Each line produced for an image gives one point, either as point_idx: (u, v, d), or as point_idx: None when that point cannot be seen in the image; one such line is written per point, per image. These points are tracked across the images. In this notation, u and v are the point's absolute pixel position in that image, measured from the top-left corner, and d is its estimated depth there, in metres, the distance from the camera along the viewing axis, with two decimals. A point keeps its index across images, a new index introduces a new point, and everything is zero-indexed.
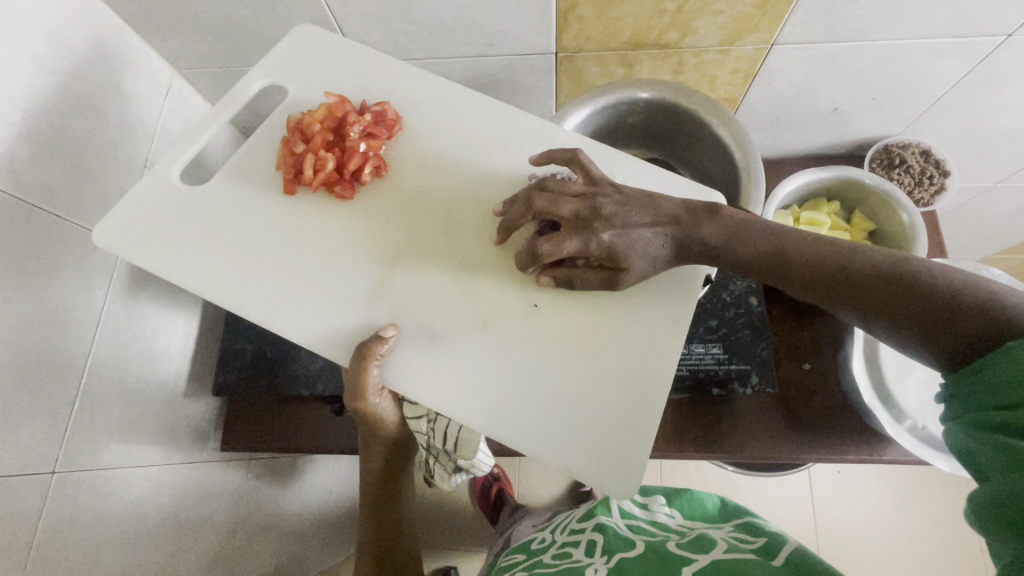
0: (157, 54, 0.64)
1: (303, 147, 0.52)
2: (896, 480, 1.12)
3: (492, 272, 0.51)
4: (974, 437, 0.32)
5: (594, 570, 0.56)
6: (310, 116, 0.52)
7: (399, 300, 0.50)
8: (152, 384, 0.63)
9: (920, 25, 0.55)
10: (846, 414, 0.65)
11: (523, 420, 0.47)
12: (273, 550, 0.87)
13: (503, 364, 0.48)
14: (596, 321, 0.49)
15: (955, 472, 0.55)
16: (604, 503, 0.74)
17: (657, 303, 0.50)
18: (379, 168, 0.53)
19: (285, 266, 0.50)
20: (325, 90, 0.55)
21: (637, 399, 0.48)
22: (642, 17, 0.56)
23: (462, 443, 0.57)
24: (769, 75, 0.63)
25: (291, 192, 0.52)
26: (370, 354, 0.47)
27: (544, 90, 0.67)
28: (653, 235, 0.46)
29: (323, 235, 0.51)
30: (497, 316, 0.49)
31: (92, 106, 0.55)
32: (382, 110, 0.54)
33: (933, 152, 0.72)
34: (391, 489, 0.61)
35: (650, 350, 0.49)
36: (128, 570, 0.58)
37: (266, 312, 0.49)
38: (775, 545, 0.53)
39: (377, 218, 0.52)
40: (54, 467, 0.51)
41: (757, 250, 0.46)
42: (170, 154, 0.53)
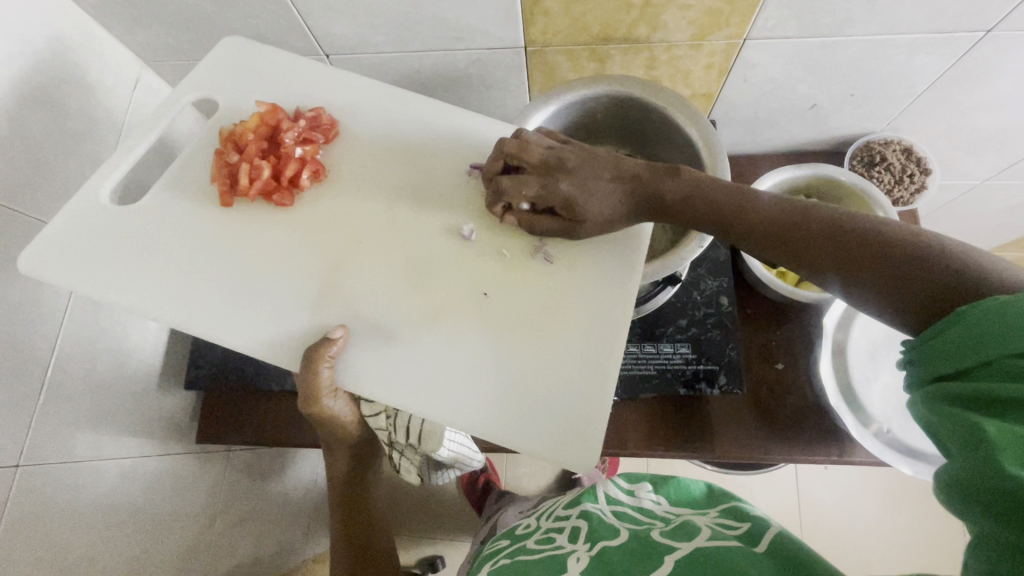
0: (124, 47, 0.64)
1: (237, 157, 0.52)
2: (881, 477, 1.11)
3: (443, 268, 0.51)
4: (940, 413, 0.30)
5: (576, 559, 0.48)
6: (243, 126, 0.52)
7: (348, 300, 0.50)
8: (122, 378, 0.64)
9: (895, 20, 0.54)
10: (817, 415, 0.63)
11: (478, 407, 0.47)
12: (253, 538, 0.89)
13: (456, 356, 0.48)
14: (546, 307, 0.49)
15: (919, 476, 0.55)
16: (591, 490, 0.64)
17: (608, 288, 0.50)
18: (318, 172, 0.53)
19: (231, 273, 0.50)
20: (256, 101, 0.55)
21: (591, 379, 0.48)
22: (609, 11, 0.55)
23: (425, 436, 0.59)
24: (743, 70, 0.62)
25: (228, 204, 0.52)
26: (318, 358, 0.46)
27: (516, 84, 0.66)
28: (614, 188, 0.47)
29: (266, 240, 0.51)
30: (447, 308, 0.50)
31: (53, 100, 0.55)
32: (317, 115, 0.54)
33: (915, 149, 0.70)
34: (357, 487, 0.64)
35: (602, 333, 0.49)
36: (98, 560, 0.59)
37: (214, 322, 0.49)
38: (771, 532, 0.44)
39: (324, 220, 0.52)
40: (17, 461, 0.51)
41: (719, 207, 0.45)
42: (99, 172, 0.52)
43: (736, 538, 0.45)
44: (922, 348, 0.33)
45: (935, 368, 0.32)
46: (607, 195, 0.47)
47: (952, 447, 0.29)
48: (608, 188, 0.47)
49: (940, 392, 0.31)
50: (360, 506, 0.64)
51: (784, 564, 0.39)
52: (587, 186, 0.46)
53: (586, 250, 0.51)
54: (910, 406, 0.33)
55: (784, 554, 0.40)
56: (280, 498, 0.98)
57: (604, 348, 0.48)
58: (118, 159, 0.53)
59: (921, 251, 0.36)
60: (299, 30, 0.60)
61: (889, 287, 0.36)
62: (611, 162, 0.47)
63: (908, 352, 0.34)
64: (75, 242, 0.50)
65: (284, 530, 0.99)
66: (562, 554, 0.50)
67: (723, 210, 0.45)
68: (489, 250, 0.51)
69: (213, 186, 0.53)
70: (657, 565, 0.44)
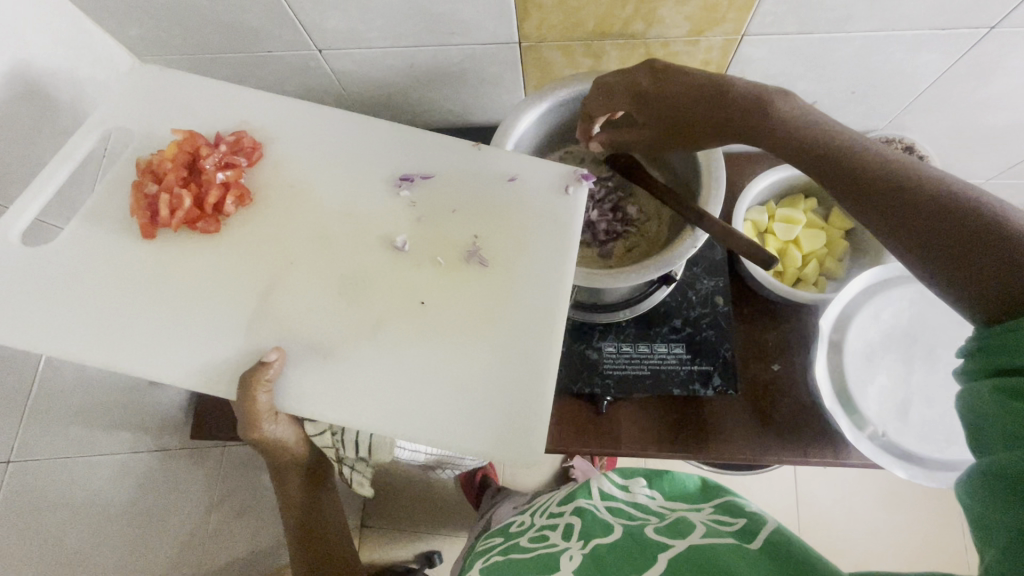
0: (114, 41, 0.63)
1: (156, 187, 0.50)
2: (879, 476, 1.11)
3: (376, 280, 0.51)
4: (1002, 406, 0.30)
5: (568, 556, 0.47)
6: (160, 155, 0.51)
7: (280, 321, 0.50)
8: (113, 374, 0.64)
9: (897, 16, 0.53)
10: (813, 415, 0.63)
11: (423, 414, 0.48)
12: (246, 533, 0.89)
13: (398, 364, 0.49)
14: (482, 307, 0.51)
15: (912, 481, 0.55)
16: (586, 485, 0.62)
17: (540, 288, 0.51)
18: (243, 197, 0.52)
19: (163, 303, 0.50)
20: (172, 129, 0.54)
21: (532, 373, 0.49)
22: (604, 6, 0.54)
23: (375, 446, 0.63)
24: (741, 67, 0.61)
25: (151, 236, 0.51)
26: (255, 381, 0.46)
27: (511, 80, 0.66)
28: (699, 77, 0.48)
29: (195, 266, 0.51)
30: (386, 319, 0.50)
31: (41, 93, 0.54)
32: (238, 138, 0.53)
33: (917, 148, 0.65)
34: (312, 521, 0.63)
35: (540, 328, 0.50)
36: (91, 556, 0.59)
37: (148, 353, 0.48)
38: (765, 528, 0.41)
39: (253, 241, 0.52)
40: (8, 456, 0.51)
41: (813, 145, 0.43)
42: (17, 206, 0.49)
43: (728, 535, 0.43)
44: (988, 341, 0.32)
45: (993, 362, 0.32)
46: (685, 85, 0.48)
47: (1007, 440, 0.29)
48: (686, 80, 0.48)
49: (998, 387, 0.31)
50: (318, 533, 0.63)
51: (774, 564, 0.37)
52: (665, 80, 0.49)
53: (519, 254, 0.52)
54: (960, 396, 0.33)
55: (776, 552, 0.38)
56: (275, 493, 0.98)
57: (542, 345, 0.49)
58: (32, 193, 0.49)
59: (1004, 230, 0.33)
60: (292, 25, 0.59)
61: (948, 262, 0.35)
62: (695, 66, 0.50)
63: (974, 341, 0.33)
64: (20, 267, 0.49)
65: (279, 525, 0.99)
66: (554, 552, 0.48)
67: (815, 147, 0.42)
68: (424, 259, 0.52)
69: (134, 219, 0.51)
70: (649, 564, 0.42)
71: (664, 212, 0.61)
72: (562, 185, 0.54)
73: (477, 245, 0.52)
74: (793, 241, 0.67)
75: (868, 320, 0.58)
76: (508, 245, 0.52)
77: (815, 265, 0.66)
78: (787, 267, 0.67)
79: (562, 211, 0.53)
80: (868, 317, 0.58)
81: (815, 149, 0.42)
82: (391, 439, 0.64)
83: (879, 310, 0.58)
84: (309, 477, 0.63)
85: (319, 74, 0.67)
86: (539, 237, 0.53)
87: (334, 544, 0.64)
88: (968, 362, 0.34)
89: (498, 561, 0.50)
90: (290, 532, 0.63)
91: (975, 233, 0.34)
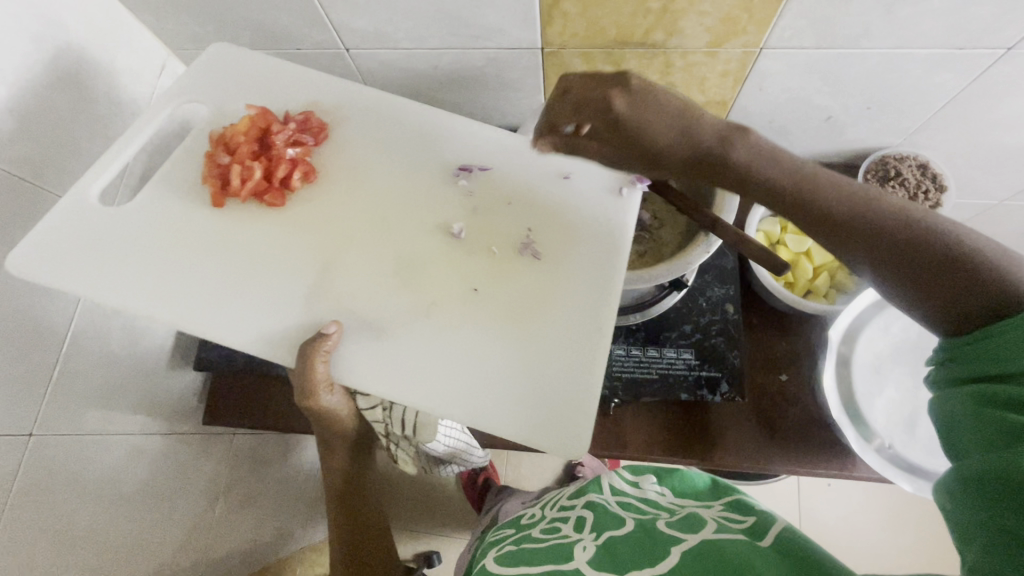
0: (152, 35, 0.66)
1: (228, 158, 0.53)
2: (884, 496, 1.10)
3: (431, 264, 0.53)
4: (973, 410, 0.34)
5: (582, 548, 0.47)
6: (234, 128, 0.54)
7: (338, 296, 0.51)
8: (133, 356, 0.66)
9: (914, 34, 0.54)
10: (819, 426, 0.63)
11: (471, 396, 0.49)
12: (249, 523, 0.90)
13: (447, 347, 0.50)
14: (533, 297, 0.52)
15: (919, 494, 0.55)
16: (596, 481, 0.63)
17: (593, 284, 0.53)
18: (309, 174, 0.54)
19: (220, 271, 0.51)
20: (245, 105, 0.57)
21: (579, 365, 0.50)
22: (627, 15, 0.55)
23: (419, 428, 0.59)
24: (759, 79, 0.62)
25: (219, 204, 0.53)
26: (314, 351, 0.47)
27: (532, 85, 0.67)
28: (677, 117, 0.46)
29: (256, 240, 0.52)
30: (438, 302, 0.51)
31: (81, 81, 0.56)
32: (306, 119, 0.56)
33: (931, 165, 0.69)
34: (354, 494, 0.64)
35: (588, 321, 0.51)
36: (102, 533, 0.61)
37: (205, 317, 0.49)
38: (775, 526, 0.42)
39: (312, 221, 0.54)
40: (30, 430, 0.53)
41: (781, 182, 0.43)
42: (93, 168, 0.52)
43: (739, 532, 0.43)
44: (962, 349, 0.36)
45: (968, 371, 0.35)
46: (667, 122, 0.46)
47: (982, 441, 0.33)
48: (667, 114, 0.46)
49: (971, 391, 0.34)
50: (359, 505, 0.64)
51: (789, 561, 0.37)
52: (650, 111, 0.46)
53: (570, 249, 0.54)
54: (942, 401, 0.37)
55: (793, 547, 0.39)
56: (282, 483, 0.99)
57: (591, 338, 0.50)
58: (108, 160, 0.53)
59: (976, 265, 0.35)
60: (322, 24, 0.61)
61: (936, 290, 0.36)
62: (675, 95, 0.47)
63: (945, 350, 0.37)
64: (81, 231, 0.51)
65: (282, 516, 1.00)
66: (567, 543, 0.48)
67: (782, 186, 0.43)
68: (478, 249, 0.53)
69: (203, 187, 0.54)
70: (663, 556, 0.42)
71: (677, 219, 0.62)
72: (614, 188, 0.56)
73: (531, 237, 0.54)
74: (805, 253, 0.67)
75: (877, 333, 0.59)
76: (560, 239, 0.54)
77: (826, 278, 0.67)
78: (798, 278, 0.67)
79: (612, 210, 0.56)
80: (876, 330, 0.59)
81: (783, 186, 0.43)
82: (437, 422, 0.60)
83: (889, 323, 0.59)
84: (358, 451, 0.63)
85: (346, 72, 0.69)
86: (588, 232, 0.55)
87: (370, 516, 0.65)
88: (943, 369, 0.37)
89: (511, 551, 0.50)
90: (331, 502, 0.63)
91: (952, 267, 0.36)
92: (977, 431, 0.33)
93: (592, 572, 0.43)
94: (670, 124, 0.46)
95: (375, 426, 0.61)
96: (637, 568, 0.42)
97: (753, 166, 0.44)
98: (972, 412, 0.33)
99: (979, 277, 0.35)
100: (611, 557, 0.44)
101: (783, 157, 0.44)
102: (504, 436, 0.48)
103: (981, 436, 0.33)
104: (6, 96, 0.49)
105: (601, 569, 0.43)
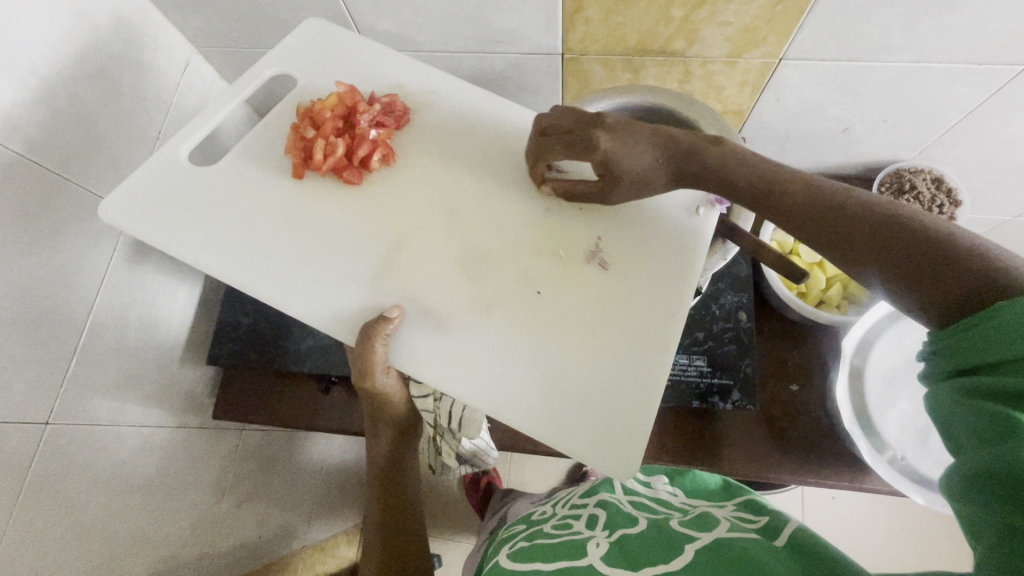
0: (178, 31, 0.66)
1: (313, 133, 0.54)
2: (891, 512, 1.10)
3: (496, 263, 0.52)
4: (962, 403, 0.30)
5: (595, 544, 0.47)
6: (321, 104, 0.54)
7: (402, 281, 0.51)
8: (148, 348, 0.66)
9: (934, 48, 0.54)
10: (830, 437, 0.63)
11: (524, 399, 0.48)
12: (254, 520, 0.90)
13: (505, 349, 0.50)
14: (598, 308, 0.51)
15: (931, 508, 0.55)
16: (609, 480, 0.62)
17: (661, 296, 0.51)
18: (388, 156, 0.55)
19: (292, 248, 0.52)
20: (334, 83, 0.57)
21: (636, 385, 0.49)
22: (648, 23, 0.56)
23: (466, 423, 0.60)
24: (777, 90, 0.62)
25: (300, 175, 0.54)
26: (376, 333, 0.48)
27: (550, 90, 0.68)
28: (651, 147, 0.45)
29: (329, 219, 0.53)
30: (499, 301, 0.51)
31: (107, 75, 0.57)
32: (391, 101, 0.56)
33: (946, 180, 0.69)
34: (395, 479, 0.64)
35: (650, 339, 0.50)
36: (112, 524, 0.61)
37: (274, 284, 0.51)
38: (788, 525, 0.42)
39: (381, 205, 0.54)
40: (47, 419, 0.53)
41: (745, 183, 0.44)
42: (184, 130, 0.56)
43: (752, 532, 0.43)
44: (949, 339, 0.33)
45: (958, 359, 0.32)
46: (643, 152, 0.45)
47: (973, 436, 0.29)
48: (643, 140, 0.46)
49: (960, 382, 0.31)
50: (399, 493, 0.65)
51: (807, 561, 0.37)
52: (626, 142, 0.45)
53: (641, 261, 0.52)
54: (932, 396, 0.33)
55: (811, 548, 0.38)
56: (288, 480, 0.99)
57: (652, 356, 0.49)
58: (197, 125, 0.56)
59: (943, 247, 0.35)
60: (346, 24, 0.62)
61: (898, 273, 0.36)
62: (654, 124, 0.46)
63: (934, 342, 0.34)
64: (158, 190, 0.53)
65: (287, 513, 1.00)
66: (580, 540, 0.48)
67: (752, 183, 0.44)
68: (546, 250, 0.52)
69: (287, 157, 0.55)
70: (677, 554, 0.42)
71: None
72: (691, 206, 0.53)
73: (599, 247, 0.52)
74: (817, 264, 0.68)
75: (891, 345, 0.59)
76: (632, 249, 0.52)
77: (838, 289, 0.67)
78: (811, 289, 0.67)
79: (691, 233, 0.53)
80: (890, 341, 0.59)
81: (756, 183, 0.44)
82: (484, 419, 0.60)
83: (903, 335, 0.59)
84: (403, 436, 0.64)
85: None
86: (662, 243, 0.53)
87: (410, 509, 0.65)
88: (932, 363, 0.34)
89: (524, 548, 0.50)
90: (372, 484, 0.64)
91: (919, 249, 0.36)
92: (968, 423, 0.30)
93: (606, 568, 0.43)
94: (648, 152, 0.46)
95: (424, 415, 0.62)
96: (650, 564, 0.42)
97: (726, 170, 0.45)
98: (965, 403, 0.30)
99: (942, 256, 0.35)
100: (624, 554, 0.44)
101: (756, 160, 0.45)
102: (556, 445, 0.47)
103: (972, 429, 0.29)
104: (34, 88, 0.50)
105: (614, 565, 0.43)
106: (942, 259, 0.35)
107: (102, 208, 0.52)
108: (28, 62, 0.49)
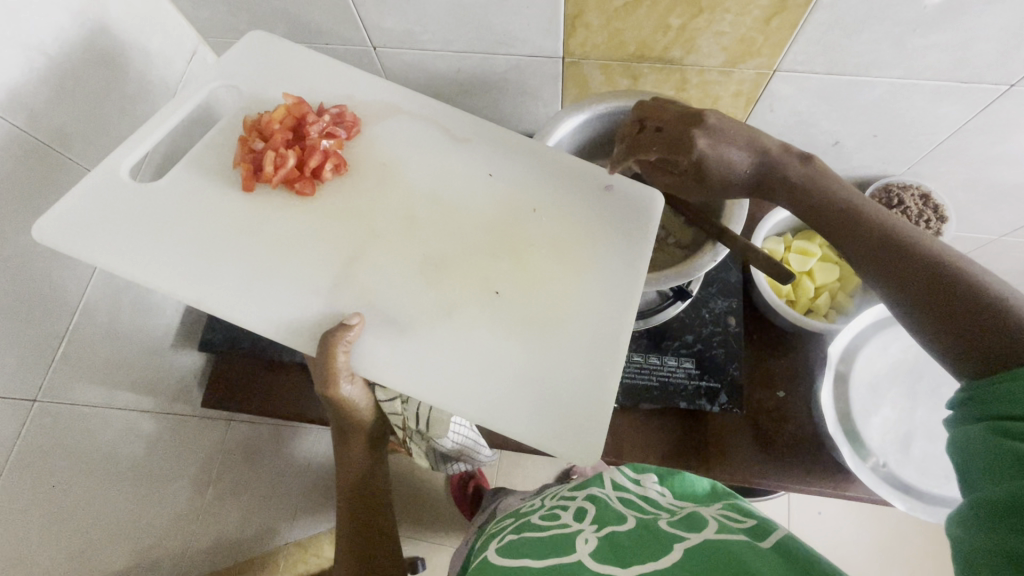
0: (186, 21, 0.68)
1: (263, 145, 0.55)
2: (876, 527, 1.10)
3: (456, 265, 0.54)
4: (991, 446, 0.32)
5: (584, 539, 0.47)
6: (270, 116, 0.55)
7: (363, 290, 0.53)
8: (139, 331, 0.66)
9: (921, 66, 0.56)
10: (813, 445, 0.64)
11: (488, 396, 0.50)
12: (237, 515, 0.89)
13: (469, 347, 0.52)
14: (552, 303, 0.54)
15: (912, 514, 0.55)
16: (599, 475, 0.60)
17: (614, 293, 0.54)
18: (340, 166, 0.56)
19: (254, 257, 0.53)
20: (283, 94, 0.58)
21: (594, 372, 0.52)
22: (647, 31, 0.57)
23: (433, 423, 0.63)
24: (771, 100, 0.64)
25: (250, 188, 0.55)
26: (335, 342, 0.49)
27: (550, 94, 0.69)
28: (744, 151, 0.48)
29: (291, 225, 0.54)
30: (459, 303, 0.53)
31: (113, 59, 0.58)
32: (341, 112, 0.57)
33: (933, 197, 0.69)
34: (366, 489, 0.64)
35: (602, 326, 0.53)
36: (96, 508, 0.60)
37: (247, 290, 0.52)
38: (778, 531, 0.42)
39: (343, 208, 0.55)
40: (35, 396, 0.53)
41: (824, 199, 0.46)
42: (131, 142, 0.55)
43: (738, 532, 0.43)
44: (985, 389, 0.34)
45: (990, 406, 0.34)
46: (736, 151, 0.48)
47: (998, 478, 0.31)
48: (735, 142, 0.48)
49: (1000, 429, 0.32)
50: (372, 500, 0.64)
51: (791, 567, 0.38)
52: (719, 141, 0.48)
53: (588, 260, 0.55)
54: (960, 434, 0.35)
55: (791, 557, 0.39)
56: (272, 477, 0.98)
57: (607, 348, 0.52)
58: (142, 139, 0.55)
59: (979, 298, 0.37)
60: (352, 20, 0.63)
61: (931, 307, 0.39)
62: (749, 130, 0.49)
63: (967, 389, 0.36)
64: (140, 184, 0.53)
65: (269, 510, 0.99)
66: (568, 535, 0.49)
67: (821, 204, 0.46)
68: (504, 252, 0.55)
69: (236, 170, 0.56)
70: (665, 552, 0.43)
71: (686, 230, 0.63)
72: (638, 203, 0.58)
73: (549, 248, 0.56)
74: (807, 273, 0.69)
75: (876, 352, 0.60)
76: (581, 254, 0.56)
77: (826, 298, 0.68)
78: (799, 297, 0.69)
79: (638, 231, 0.57)
80: (875, 349, 0.60)
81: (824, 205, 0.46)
82: (451, 418, 0.63)
83: (889, 342, 0.60)
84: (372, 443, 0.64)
85: (371, 70, 0.72)
86: (611, 245, 0.56)
87: (383, 512, 0.65)
88: (961, 407, 0.36)
89: (513, 541, 0.51)
90: (344, 493, 0.64)
91: (957, 296, 0.37)
92: (999, 466, 0.31)
93: (595, 564, 0.43)
94: (741, 153, 0.48)
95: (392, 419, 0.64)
96: (640, 561, 0.42)
97: (802, 182, 0.47)
98: (999, 447, 0.32)
99: (984, 310, 0.36)
100: (613, 552, 0.44)
101: (837, 181, 0.47)
102: (518, 436, 0.49)
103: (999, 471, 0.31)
104: (41, 66, 0.50)
105: (603, 561, 0.43)
106: (976, 312, 0.36)
107: (34, 233, 0.50)
108: (36, 39, 0.50)
